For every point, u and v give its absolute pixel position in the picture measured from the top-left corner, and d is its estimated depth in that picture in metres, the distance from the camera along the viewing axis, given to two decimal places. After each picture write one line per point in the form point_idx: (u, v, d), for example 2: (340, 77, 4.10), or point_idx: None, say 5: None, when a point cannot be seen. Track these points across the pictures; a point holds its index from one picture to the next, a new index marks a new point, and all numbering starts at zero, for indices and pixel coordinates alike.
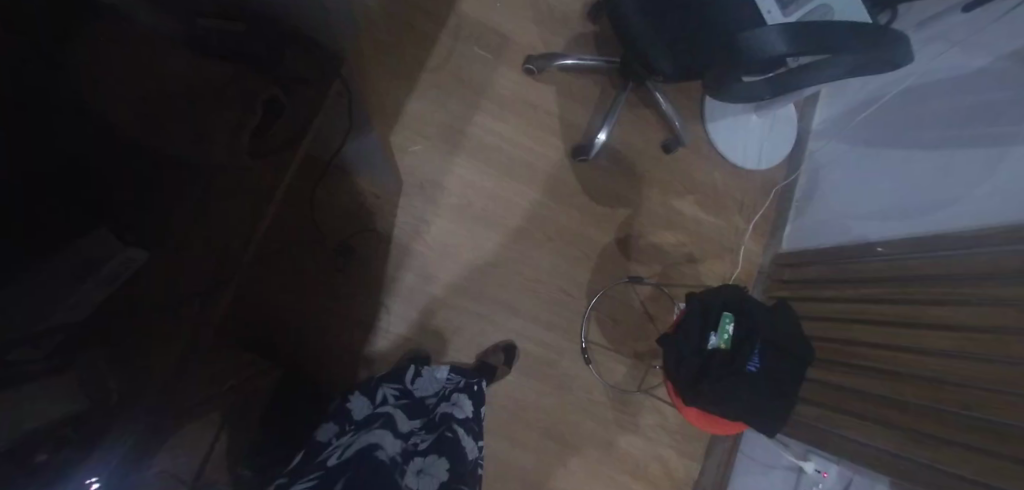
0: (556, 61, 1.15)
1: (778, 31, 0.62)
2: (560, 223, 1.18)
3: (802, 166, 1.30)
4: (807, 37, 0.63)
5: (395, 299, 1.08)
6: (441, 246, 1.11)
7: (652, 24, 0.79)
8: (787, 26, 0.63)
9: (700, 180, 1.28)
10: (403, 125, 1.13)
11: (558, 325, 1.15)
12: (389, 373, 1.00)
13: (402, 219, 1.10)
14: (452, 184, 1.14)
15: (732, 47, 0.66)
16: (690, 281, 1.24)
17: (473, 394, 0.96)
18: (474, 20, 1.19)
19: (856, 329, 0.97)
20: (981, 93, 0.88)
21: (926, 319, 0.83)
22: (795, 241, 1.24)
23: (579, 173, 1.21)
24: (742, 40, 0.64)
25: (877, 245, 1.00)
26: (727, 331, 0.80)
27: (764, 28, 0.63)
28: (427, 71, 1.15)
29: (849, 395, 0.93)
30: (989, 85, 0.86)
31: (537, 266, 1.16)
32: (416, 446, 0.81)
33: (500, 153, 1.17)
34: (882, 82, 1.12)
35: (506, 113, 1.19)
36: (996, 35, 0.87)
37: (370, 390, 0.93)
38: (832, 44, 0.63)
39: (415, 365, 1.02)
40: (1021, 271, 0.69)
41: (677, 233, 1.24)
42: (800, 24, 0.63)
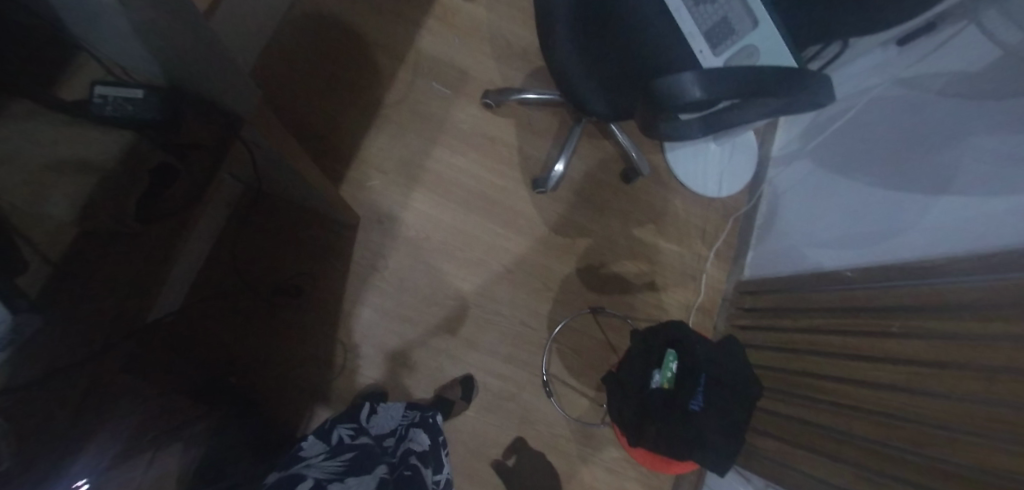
0: (514, 96, 1.17)
1: (693, 76, 0.62)
2: (521, 255, 1.18)
3: (763, 193, 1.32)
4: (724, 82, 0.62)
5: (352, 334, 1.08)
6: (398, 280, 1.11)
7: (585, 64, 0.79)
8: (704, 72, 0.62)
9: (661, 209, 1.29)
10: (361, 161, 1.14)
11: (518, 358, 1.14)
12: (344, 412, 0.98)
13: (361, 253, 1.10)
14: (411, 218, 1.14)
15: (652, 92, 0.65)
16: (653, 310, 1.23)
17: (428, 427, 0.94)
18: (433, 57, 1.22)
19: (812, 361, 0.96)
20: (918, 124, 0.90)
21: (876, 352, 0.82)
22: (756, 268, 1.24)
23: (539, 205, 1.21)
24: (659, 86, 0.64)
25: (843, 271, 0.97)
26: (670, 369, 0.80)
27: (679, 73, 0.63)
28: (385, 107, 1.17)
29: (808, 430, 0.92)
30: (931, 115, 0.87)
31: (497, 299, 1.15)
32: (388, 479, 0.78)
33: (459, 186, 1.18)
34: (834, 110, 1.14)
35: (466, 147, 1.20)
36: (932, 69, 0.89)
37: (325, 434, 0.90)
38: (751, 88, 0.63)
39: (370, 403, 1.00)
40: (964, 305, 0.69)
41: (638, 262, 1.25)
42: (715, 70, 0.63)
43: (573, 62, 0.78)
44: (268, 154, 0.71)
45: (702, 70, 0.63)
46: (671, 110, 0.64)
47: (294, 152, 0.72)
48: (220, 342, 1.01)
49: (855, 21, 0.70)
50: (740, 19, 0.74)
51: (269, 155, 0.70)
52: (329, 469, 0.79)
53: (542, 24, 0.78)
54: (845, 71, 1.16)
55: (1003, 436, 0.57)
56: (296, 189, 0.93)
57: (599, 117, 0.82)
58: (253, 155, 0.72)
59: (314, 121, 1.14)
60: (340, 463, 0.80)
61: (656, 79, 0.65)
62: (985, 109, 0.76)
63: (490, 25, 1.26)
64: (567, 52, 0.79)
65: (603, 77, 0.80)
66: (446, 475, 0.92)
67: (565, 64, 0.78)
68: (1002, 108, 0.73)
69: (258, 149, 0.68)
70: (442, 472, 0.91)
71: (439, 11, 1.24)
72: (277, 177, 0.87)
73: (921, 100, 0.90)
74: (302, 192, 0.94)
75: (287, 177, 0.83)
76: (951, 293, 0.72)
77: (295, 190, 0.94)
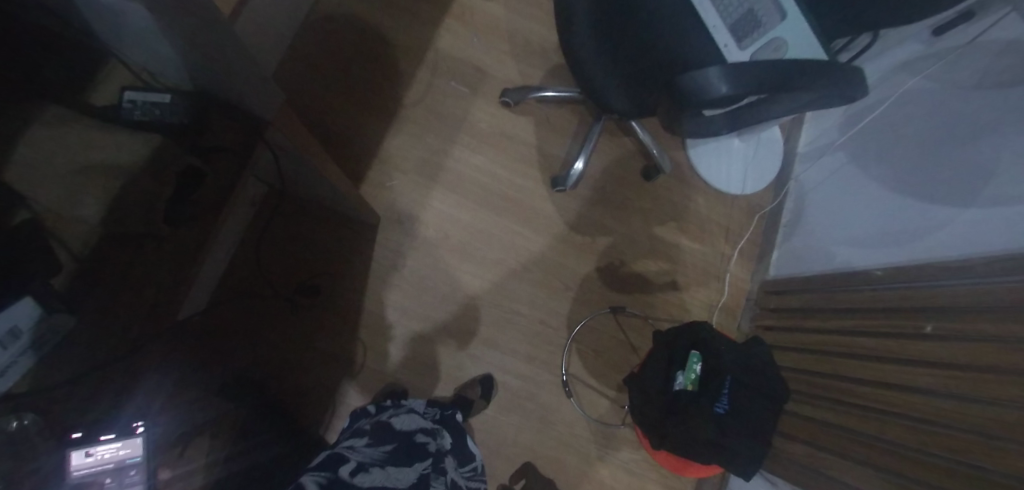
0: (532, 94, 1.17)
1: (718, 71, 0.60)
2: (539, 253, 1.18)
3: (789, 190, 1.28)
4: (749, 77, 0.60)
5: (371, 333, 1.08)
6: (418, 279, 1.12)
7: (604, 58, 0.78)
8: (727, 67, 0.61)
9: (683, 206, 1.26)
10: (381, 160, 1.15)
11: (537, 358, 1.14)
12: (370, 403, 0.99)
13: (380, 252, 1.11)
14: (429, 218, 1.15)
15: (676, 88, 0.63)
16: (675, 310, 1.21)
17: (451, 426, 0.95)
18: (452, 56, 1.22)
19: (841, 363, 0.93)
20: (955, 117, 0.85)
21: (910, 354, 0.79)
22: (782, 266, 1.21)
23: (558, 203, 1.20)
24: (682, 83, 0.62)
25: (874, 269, 0.94)
26: (694, 370, 0.78)
27: (703, 69, 0.61)
28: (405, 107, 1.18)
29: (837, 434, 0.89)
30: (969, 107, 0.83)
31: (516, 298, 1.15)
32: (426, 471, 0.77)
33: (477, 185, 1.18)
34: (864, 103, 1.10)
35: (484, 145, 1.20)
36: (969, 59, 0.85)
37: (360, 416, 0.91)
38: (776, 83, 0.61)
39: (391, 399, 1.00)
40: (998, 305, 0.66)
41: (659, 261, 1.23)
42: (740, 64, 0.61)
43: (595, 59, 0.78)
44: (288, 154, 0.71)
45: (727, 65, 0.61)
46: (695, 107, 0.62)
47: (315, 154, 0.72)
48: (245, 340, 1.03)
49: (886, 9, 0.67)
50: (767, 12, 0.72)
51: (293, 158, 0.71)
52: (373, 451, 0.78)
53: (563, 21, 0.78)
54: (877, 64, 1.11)
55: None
56: (316, 188, 0.93)
57: (619, 114, 0.81)
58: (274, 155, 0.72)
59: (333, 122, 1.15)
60: (384, 447, 0.78)
61: (679, 76, 0.63)
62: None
63: (508, 23, 1.26)
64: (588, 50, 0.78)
65: (621, 73, 0.79)
66: (480, 462, 0.94)
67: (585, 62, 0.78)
68: None
69: (279, 150, 0.69)
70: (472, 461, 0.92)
71: (457, 9, 1.24)
72: (298, 177, 0.88)
73: (960, 90, 0.86)
74: (320, 191, 0.95)
75: (309, 177, 0.84)
76: (986, 292, 0.69)
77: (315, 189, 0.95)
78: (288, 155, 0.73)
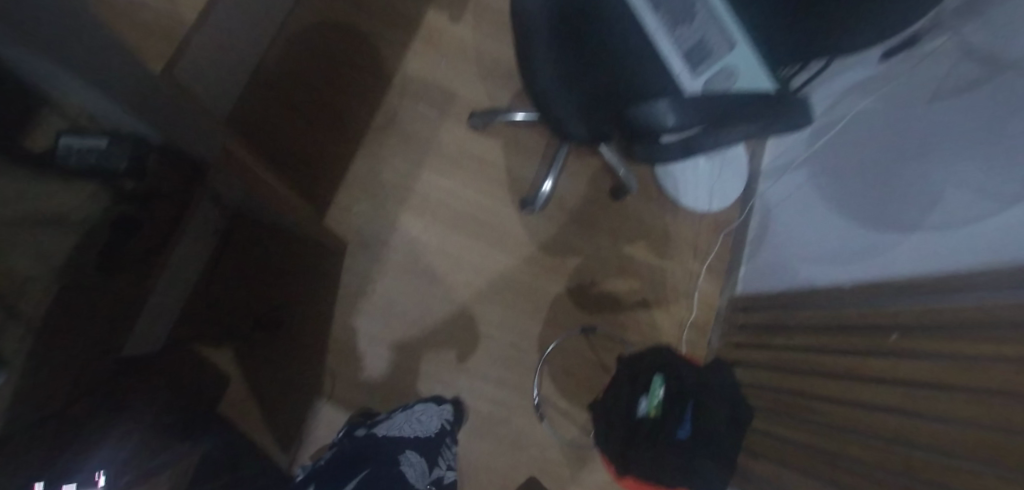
0: (499, 117, 1.17)
1: (667, 104, 0.61)
2: (510, 275, 1.18)
3: (753, 206, 1.30)
4: (695, 109, 0.62)
5: (338, 362, 1.07)
6: (387, 305, 1.11)
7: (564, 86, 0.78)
8: (675, 100, 0.62)
9: (651, 225, 1.28)
10: (348, 185, 1.14)
11: (509, 381, 1.13)
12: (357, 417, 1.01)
13: (349, 279, 1.10)
14: (399, 242, 1.14)
15: (628, 121, 0.64)
16: (645, 328, 1.22)
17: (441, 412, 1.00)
18: (419, 79, 1.23)
19: (804, 380, 0.95)
20: (906, 138, 0.89)
21: (870, 372, 0.81)
22: (749, 283, 1.22)
23: (527, 224, 1.21)
24: (633, 115, 0.63)
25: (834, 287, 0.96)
26: (657, 395, 0.78)
27: (652, 102, 0.62)
28: (372, 132, 1.18)
29: (801, 452, 0.90)
30: (918, 130, 0.86)
31: (487, 321, 1.15)
32: (445, 425, 0.97)
33: (446, 207, 1.18)
34: (823, 123, 1.13)
35: (452, 168, 1.20)
36: (917, 82, 0.88)
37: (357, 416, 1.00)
38: (723, 115, 0.63)
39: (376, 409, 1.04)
40: (958, 325, 0.68)
41: (629, 279, 1.24)
42: (687, 97, 0.63)
43: (552, 82, 0.78)
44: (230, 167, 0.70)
45: (675, 98, 0.62)
46: (644, 139, 0.63)
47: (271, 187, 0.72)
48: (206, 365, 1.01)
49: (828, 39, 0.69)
50: (717, 41, 0.73)
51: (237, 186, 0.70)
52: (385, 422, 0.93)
53: (521, 49, 0.79)
54: (830, 85, 1.15)
55: (997, 461, 0.55)
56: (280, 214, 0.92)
57: (578, 141, 0.81)
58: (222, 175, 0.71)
59: (299, 147, 1.15)
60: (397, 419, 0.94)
61: (631, 108, 0.64)
62: (965, 132, 0.76)
63: (477, 46, 1.26)
64: (545, 73, 0.78)
65: (578, 101, 0.79)
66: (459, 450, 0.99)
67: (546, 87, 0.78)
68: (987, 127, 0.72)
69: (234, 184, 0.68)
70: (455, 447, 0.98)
71: (424, 32, 1.25)
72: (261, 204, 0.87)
73: (910, 113, 0.89)
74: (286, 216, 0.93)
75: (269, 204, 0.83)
76: (946, 313, 0.70)
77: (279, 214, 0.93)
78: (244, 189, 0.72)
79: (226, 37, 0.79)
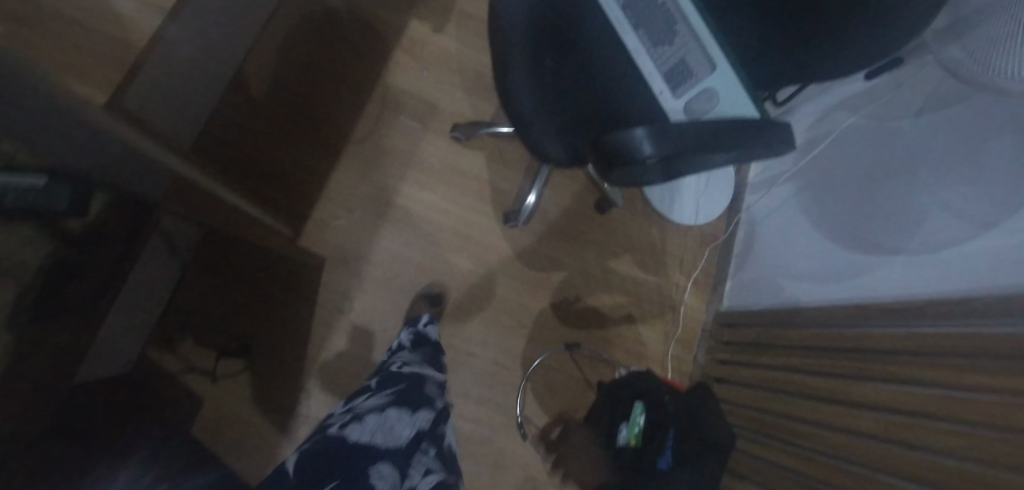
0: (481, 129, 1.15)
1: (643, 133, 0.59)
2: (493, 291, 1.16)
3: (740, 219, 1.29)
4: (672, 139, 0.60)
5: (316, 382, 1.04)
6: (366, 323, 1.08)
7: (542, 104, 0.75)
8: (651, 129, 0.60)
9: (637, 238, 1.26)
10: (326, 199, 1.12)
11: (491, 400, 1.11)
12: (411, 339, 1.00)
13: (327, 296, 1.07)
14: (378, 258, 1.12)
15: (602, 151, 0.61)
16: (630, 344, 1.21)
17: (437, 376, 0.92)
18: (401, 90, 1.20)
19: (787, 402, 0.93)
20: (892, 157, 0.87)
21: (854, 397, 0.79)
22: (735, 298, 1.21)
23: (510, 238, 1.19)
24: (608, 143, 0.60)
25: (818, 308, 0.95)
26: (637, 424, 0.77)
27: (628, 130, 0.60)
28: (352, 144, 1.15)
29: (784, 475, 0.89)
30: (904, 149, 0.85)
31: (468, 338, 1.13)
32: (422, 429, 0.78)
33: (427, 222, 1.16)
34: (810, 137, 1.12)
35: (434, 181, 1.18)
36: (903, 101, 0.87)
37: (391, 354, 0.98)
38: (699, 144, 0.60)
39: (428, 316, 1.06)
40: (944, 352, 0.67)
41: (614, 294, 1.22)
42: (663, 126, 0.61)
43: (531, 105, 0.75)
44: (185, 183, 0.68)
45: (652, 127, 0.60)
46: (621, 169, 0.60)
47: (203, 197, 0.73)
48: (175, 387, 0.98)
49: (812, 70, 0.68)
50: (698, 63, 0.72)
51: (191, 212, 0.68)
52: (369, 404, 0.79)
53: (498, 65, 0.76)
54: (815, 99, 1.14)
55: None
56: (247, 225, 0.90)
57: (556, 163, 0.79)
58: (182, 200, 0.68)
59: (276, 160, 1.11)
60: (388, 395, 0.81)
61: (606, 135, 0.62)
62: (951, 155, 0.75)
63: (460, 57, 1.24)
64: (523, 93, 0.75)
65: (557, 121, 0.76)
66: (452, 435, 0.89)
67: (524, 107, 0.75)
68: (975, 151, 0.71)
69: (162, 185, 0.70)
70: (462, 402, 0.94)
71: (406, 43, 1.22)
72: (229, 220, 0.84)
73: (895, 131, 0.88)
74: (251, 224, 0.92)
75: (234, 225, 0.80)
76: (929, 338, 0.69)
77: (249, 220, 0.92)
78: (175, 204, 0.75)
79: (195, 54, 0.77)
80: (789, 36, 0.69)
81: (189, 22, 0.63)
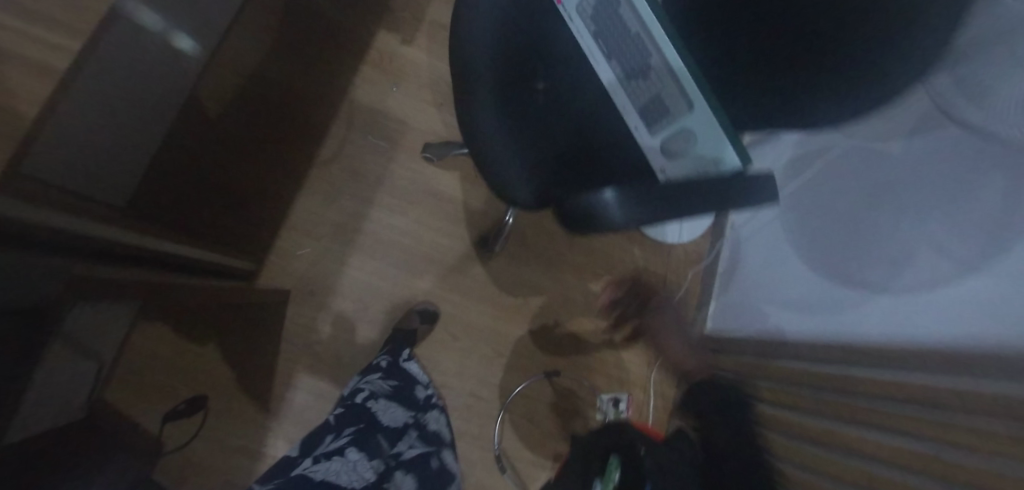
0: (453, 150, 1.10)
1: (614, 197, 0.52)
2: (468, 319, 1.12)
3: (726, 236, 1.24)
4: (645, 202, 0.53)
5: (283, 420, 1.00)
6: (335, 357, 1.04)
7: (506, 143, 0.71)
8: (623, 190, 0.53)
9: (619, 259, 1.21)
10: (291, 226, 1.06)
11: (467, 432, 1.08)
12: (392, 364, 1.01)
13: (293, 330, 1.03)
14: (346, 288, 1.07)
15: (570, 212, 0.55)
16: (611, 369, 1.17)
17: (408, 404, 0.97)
18: (368, 108, 1.14)
19: (783, 441, 0.90)
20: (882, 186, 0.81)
21: (851, 447, 0.75)
22: (719, 321, 1.18)
23: (486, 263, 1.14)
24: (578, 204, 0.54)
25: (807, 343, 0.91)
26: (613, 479, 0.72)
27: (599, 192, 0.53)
28: (319, 167, 1.09)
29: None
30: (896, 178, 0.79)
31: (442, 369, 1.09)
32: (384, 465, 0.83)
33: (399, 248, 1.10)
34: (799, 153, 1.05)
35: (405, 205, 1.12)
36: (897, 125, 0.81)
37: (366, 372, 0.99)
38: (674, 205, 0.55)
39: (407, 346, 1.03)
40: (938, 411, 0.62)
41: (595, 318, 1.18)
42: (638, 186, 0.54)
43: (498, 146, 0.71)
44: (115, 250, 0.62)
45: (625, 187, 0.53)
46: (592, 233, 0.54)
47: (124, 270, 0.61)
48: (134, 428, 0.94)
49: (798, 116, 0.58)
50: (675, 99, 0.65)
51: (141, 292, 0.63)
52: (331, 444, 0.81)
53: (462, 103, 0.73)
54: None
55: None
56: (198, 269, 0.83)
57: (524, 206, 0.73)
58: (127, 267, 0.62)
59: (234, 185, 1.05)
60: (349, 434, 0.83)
61: (575, 194, 0.55)
62: (943, 194, 0.70)
63: (431, 71, 1.17)
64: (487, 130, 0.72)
65: (523, 160, 0.72)
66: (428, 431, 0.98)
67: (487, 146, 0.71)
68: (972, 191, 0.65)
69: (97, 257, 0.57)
70: (439, 426, 0.99)
71: (374, 57, 1.15)
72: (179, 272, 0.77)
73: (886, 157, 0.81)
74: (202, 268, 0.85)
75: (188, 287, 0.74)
76: (919, 390, 0.65)
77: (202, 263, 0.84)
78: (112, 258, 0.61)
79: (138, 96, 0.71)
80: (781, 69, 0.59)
81: (123, 76, 0.58)
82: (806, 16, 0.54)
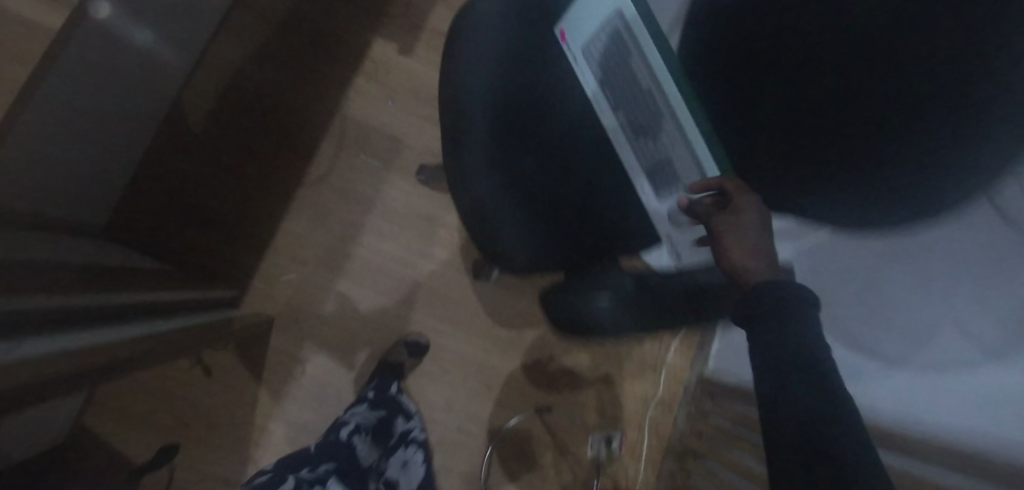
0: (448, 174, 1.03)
1: (604, 299, 0.53)
2: (459, 350, 1.07)
3: None
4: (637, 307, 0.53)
5: (264, 452, 0.97)
6: (318, 388, 1.00)
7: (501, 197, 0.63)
8: (615, 294, 0.54)
9: None
10: (276, 250, 1.01)
11: (453, 467, 1.05)
12: (382, 395, 0.98)
13: (275, 359, 0.99)
14: (331, 316, 1.02)
15: (561, 310, 0.55)
16: (606, 406, 1.13)
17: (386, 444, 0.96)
18: (361, 124, 1.07)
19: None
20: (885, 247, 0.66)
21: None
22: (720, 364, 1.09)
23: (479, 293, 1.09)
24: (569, 304, 0.54)
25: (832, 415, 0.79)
26: None
27: (591, 294, 0.54)
28: (307, 187, 1.03)
29: None
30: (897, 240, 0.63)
31: (430, 403, 1.05)
32: None
33: (388, 275, 1.05)
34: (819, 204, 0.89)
35: (397, 229, 1.06)
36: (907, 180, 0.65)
37: (358, 398, 0.98)
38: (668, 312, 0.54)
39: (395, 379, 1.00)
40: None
41: (592, 353, 1.13)
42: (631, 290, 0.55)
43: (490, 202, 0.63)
44: (54, 315, 0.55)
45: (616, 291, 0.54)
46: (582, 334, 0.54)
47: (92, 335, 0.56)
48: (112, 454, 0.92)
49: (868, 186, 0.42)
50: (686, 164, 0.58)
51: (124, 351, 0.60)
52: (310, 475, 0.82)
53: (450, 151, 0.64)
54: None
55: None
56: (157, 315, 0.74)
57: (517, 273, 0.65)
58: (58, 332, 0.53)
59: (218, 206, 1.00)
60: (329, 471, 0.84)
61: (566, 293, 0.55)
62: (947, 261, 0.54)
63: (430, 83, 1.09)
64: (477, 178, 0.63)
65: (519, 214, 0.64)
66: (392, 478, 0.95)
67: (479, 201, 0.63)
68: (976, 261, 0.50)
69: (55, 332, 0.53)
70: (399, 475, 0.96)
71: (370, 67, 1.08)
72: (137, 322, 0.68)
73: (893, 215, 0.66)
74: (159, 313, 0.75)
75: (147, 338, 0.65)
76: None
77: (158, 304, 0.76)
78: (72, 321, 0.57)
79: (56, 121, 0.63)
80: (829, 121, 0.45)
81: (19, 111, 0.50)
82: (849, 52, 0.41)
